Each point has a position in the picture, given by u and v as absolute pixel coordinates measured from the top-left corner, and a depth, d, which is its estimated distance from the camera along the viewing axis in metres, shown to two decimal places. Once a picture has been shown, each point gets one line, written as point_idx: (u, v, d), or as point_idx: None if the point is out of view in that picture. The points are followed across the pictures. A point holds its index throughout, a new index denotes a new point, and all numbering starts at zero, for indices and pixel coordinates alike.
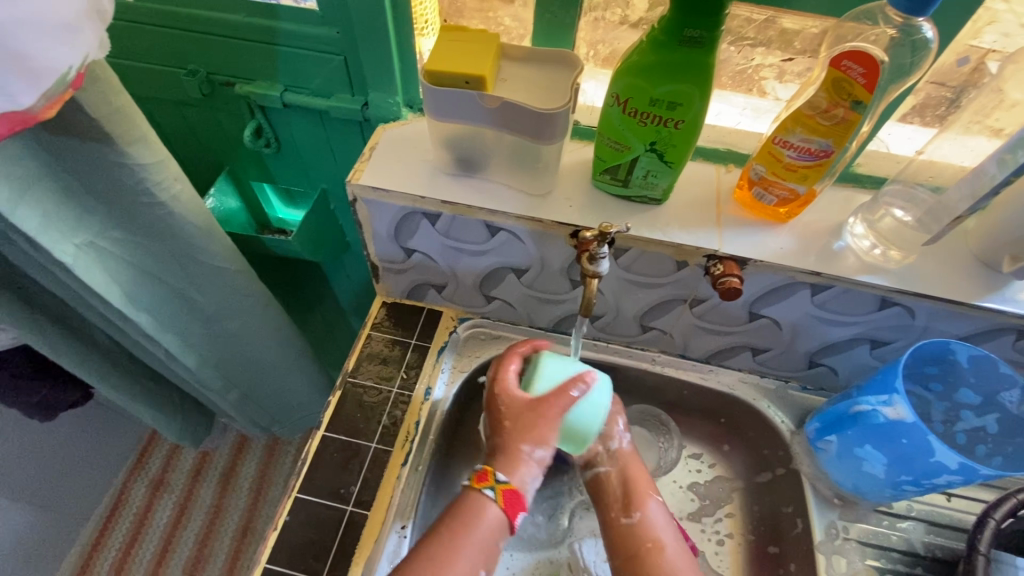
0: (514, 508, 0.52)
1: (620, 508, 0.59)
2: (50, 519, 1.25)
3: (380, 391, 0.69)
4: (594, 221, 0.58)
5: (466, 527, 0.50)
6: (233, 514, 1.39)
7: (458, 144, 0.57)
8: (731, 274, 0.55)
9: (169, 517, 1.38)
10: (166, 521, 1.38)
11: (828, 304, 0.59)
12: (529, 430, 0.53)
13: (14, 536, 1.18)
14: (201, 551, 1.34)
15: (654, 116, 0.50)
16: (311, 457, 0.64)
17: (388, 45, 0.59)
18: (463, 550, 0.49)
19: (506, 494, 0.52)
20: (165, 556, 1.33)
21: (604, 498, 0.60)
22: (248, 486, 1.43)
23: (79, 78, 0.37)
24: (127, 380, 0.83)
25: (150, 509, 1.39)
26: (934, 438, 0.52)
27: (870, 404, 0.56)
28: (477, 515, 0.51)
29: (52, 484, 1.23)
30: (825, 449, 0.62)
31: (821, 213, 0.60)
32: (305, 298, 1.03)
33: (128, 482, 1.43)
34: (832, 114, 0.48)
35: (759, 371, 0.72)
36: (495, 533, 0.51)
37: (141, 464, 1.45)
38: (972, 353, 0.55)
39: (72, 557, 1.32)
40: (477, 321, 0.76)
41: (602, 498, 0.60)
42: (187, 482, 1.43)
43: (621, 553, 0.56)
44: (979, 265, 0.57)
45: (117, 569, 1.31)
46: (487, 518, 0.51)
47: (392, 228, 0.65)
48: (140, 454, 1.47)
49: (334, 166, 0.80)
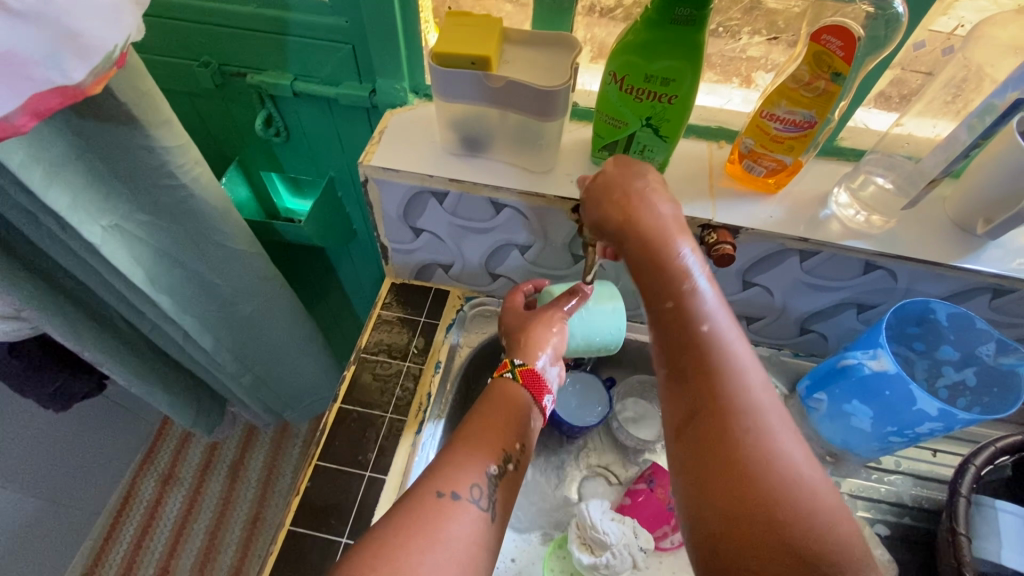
0: (539, 391, 0.56)
1: (661, 289, 0.47)
2: (62, 513, 1.27)
3: (392, 364, 0.72)
4: None
5: (494, 406, 0.54)
6: (242, 506, 1.42)
7: (464, 124, 0.61)
8: (725, 241, 0.58)
9: (180, 510, 1.40)
10: (177, 514, 1.40)
11: (816, 270, 0.63)
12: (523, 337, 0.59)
13: (28, 530, 1.20)
14: (212, 542, 1.36)
15: (649, 91, 0.54)
16: (328, 428, 0.67)
17: (395, 33, 0.62)
18: (494, 420, 0.52)
19: (527, 376, 0.56)
20: (177, 547, 1.35)
21: (650, 282, 0.47)
22: (256, 478, 1.46)
23: (121, 58, 0.41)
24: (143, 366, 0.86)
25: (160, 502, 1.42)
26: (915, 387, 0.55)
27: (856, 358, 0.60)
28: (509, 392, 0.55)
29: (63, 478, 1.24)
30: (816, 408, 0.66)
31: (807, 184, 0.63)
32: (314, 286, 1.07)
33: (138, 477, 1.45)
34: (813, 86, 0.51)
35: (753, 339, 0.75)
36: (517, 413, 0.54)
37: (150, 459, 1.47)
38: (951, 311, 0.59)
39: (85, 551, 1.34)
40: (483, 300, 0.79)
41: (647, 281, 0.48)
42: (196, 476, 1.46)
43: (665, 336, 0.46)
44: (955, 230, 0.60)
45: (129, 562, 1.33)
46: (519, 398, 0.54)
47: (402, 209, 0.68)
48: (149, 449, 1.49)
49: (341, 154, 0.82)
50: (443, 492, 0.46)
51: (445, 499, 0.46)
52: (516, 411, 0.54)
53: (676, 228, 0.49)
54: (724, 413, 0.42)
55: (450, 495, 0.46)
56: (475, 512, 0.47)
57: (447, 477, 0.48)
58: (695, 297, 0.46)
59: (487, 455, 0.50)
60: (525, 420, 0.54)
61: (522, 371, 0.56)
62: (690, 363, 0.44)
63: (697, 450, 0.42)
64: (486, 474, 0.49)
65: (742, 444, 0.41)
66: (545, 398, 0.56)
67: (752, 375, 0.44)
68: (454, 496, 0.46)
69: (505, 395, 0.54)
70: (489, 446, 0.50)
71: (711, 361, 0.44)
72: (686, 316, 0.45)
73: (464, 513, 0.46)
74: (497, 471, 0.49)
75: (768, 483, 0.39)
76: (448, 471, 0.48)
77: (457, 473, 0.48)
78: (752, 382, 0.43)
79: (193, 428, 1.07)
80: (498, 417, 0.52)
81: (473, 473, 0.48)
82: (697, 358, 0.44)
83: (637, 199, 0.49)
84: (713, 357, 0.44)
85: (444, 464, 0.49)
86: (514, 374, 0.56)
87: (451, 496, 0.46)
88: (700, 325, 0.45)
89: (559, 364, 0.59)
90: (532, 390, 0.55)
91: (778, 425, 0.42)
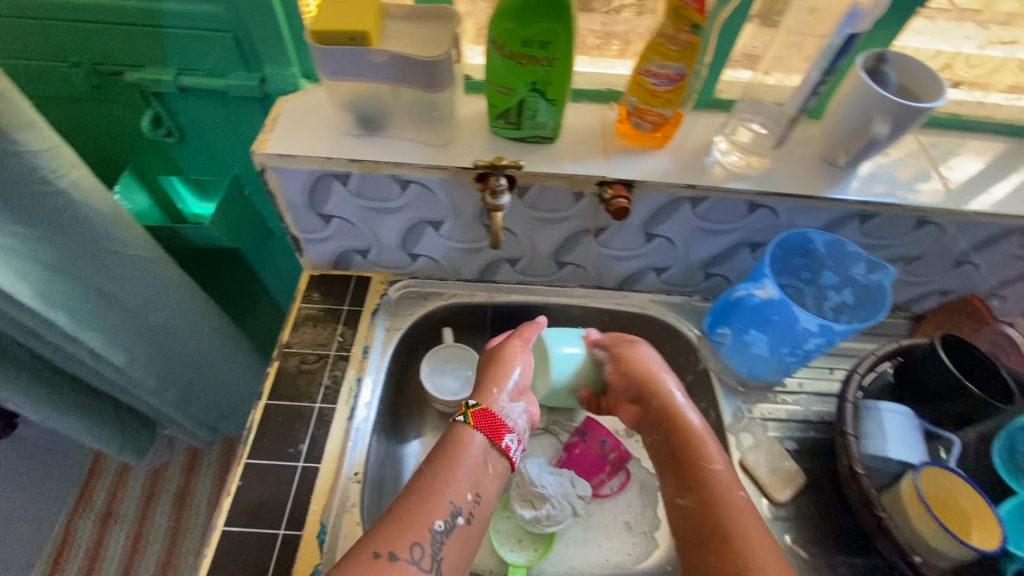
0: (498, 431, 0.60)
1: (652, 402, 0.66)
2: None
3: (318, 355, 0.72)
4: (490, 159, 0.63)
5: (451, 451, 0.58)
6: (194, 532, 1.34)
7: (358, 102, 0.61)
8: (620, 195, 0.62)
9: (124, 547, 1.31)
10: (121, 552, 1.31)
11: (708, 215, 0.67)
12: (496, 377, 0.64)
13: None
14: None
15: (528, 56, 0.56)
16: (255, 426, 0.67)
17: (274, 16, 0.62)
18: (454, 478, 0.56)
19: (482, 416, 0.60)
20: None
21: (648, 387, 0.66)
22: (206, 501, 1.39)
23: None
24: (54, 397, 0.81)
25: (101, 542, 1.32)
26: (795, 308, 0.63)
27: (746, 289, 0.68)
28: (467, 440, 0.59)
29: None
30: (722, 341, 0.74)
31: (693, 134, 0.68)
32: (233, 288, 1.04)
33: (72, 521, 1.34)
34: (677, 39, 0.56)
35: (666, 290, 0.80)
36: (477, 475, 0.57)
37: (84, 500, 1.37)
38: (826, 239, 0.65)
39: None
40: (407, 281, 0.80)
41: (646, 382, 0.66)
42: (139, 509, 1.36)
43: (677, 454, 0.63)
44: (823, 162, 0.67)
45: None
46: (472, 446, 0.58)
47: (306, 197, 0.67)
48: (81, 490, 1.38)
49: (239, 147, 0.80)
50: (379, 551, 0.50)
51: (382, 560, 0.49)
52: (462, 456, 0.58)
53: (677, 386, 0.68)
54: (733, 530, 0.55)
55: (387, 554, 0.50)
56: (412, 573, 0.49)
57: (395, 538, 0.51)
58: (694, 430, 0.63)
59: (434, 513, 0.53)
60: (479, 476, 0.58)
61: (475, 412, 0.61)
62: (695, 478, 0.60)
63: (693, 549, 0.56)
64: (431, 531, 0.52)
65: (736, 520, 0.55)
66: (504, 438, 0.60)
67: (740, 495, 0.58)
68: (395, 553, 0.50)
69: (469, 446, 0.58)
70: (438, 503, 0.54)
71: (710, 486, 0.59)
72: (717, 486, 0.58)
73: (404, 573, 0.49)
74: (444, 528, 0.52)
75: (773, 552, 0.53)
76: (393, 529, 0.51)
77: (405, 533, 0.51)
78: (742, 504, 0.57)
79: (117, 453, 1.02)
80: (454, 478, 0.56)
81: (417, 531, 0.52)
82: (694, 451, 0.62)
83: (654, 372, 0.67)
84: (726, 511, 0.56)
85: (395, 520, 0.52)
86: (468, 416, 0.60)
87: (389, 555, 0.49)
88: (713, 463, 0.60)
89: (519, 402, 0.64)
90: (488, 431, 0.60)
91: (762, 535, 0.54)
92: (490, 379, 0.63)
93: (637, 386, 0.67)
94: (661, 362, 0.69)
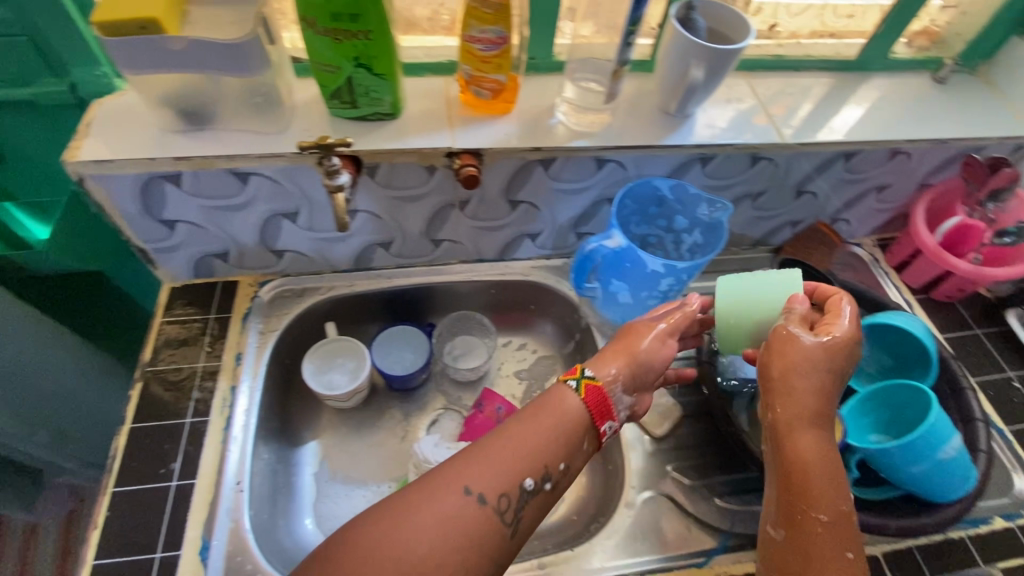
0: (602, 416, 0.81)
1: (779, 391, 0.76)
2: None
3: (183, 369, 0.96)
4: (319, 134, 0.83)
5: (539, 411, 0.78)
6: None
7: (183, 98, 0.78)
8: (467, 163, 0.84)
9: None
10: None
11: (560, 174, 0.93)
12: (535, 416, 0.77)
13: None
14: None
15: (346, 31, 0.70)
16: (120, 452, 0.88)
17: (71, 28, 0.81)
18: (531, 437, 0.75)
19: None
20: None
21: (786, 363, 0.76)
22: None
23: None
24: None
25: None
26: (642, 252, 0.94)
27: (597, 242, 0.96)
28: (557, 398, 0.80)
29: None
30: (596, 295, 1.08)
31: (529, 99, 0.91)
32: (75, 305, 1.25)
33: None
34: (489, 4, 0.73)
35: (545, 255, 1.13)
36: (484, 520, 0.68)
37: None
38: (671, 184, 0.96)
39: None
40: (278, 282, 1.05)
41: (787, 357, 0.77)
42: None
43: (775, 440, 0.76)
44: (662, 108, 0.95)
45: None
46: (560, 413, 0.79)
47: (141, 205, 0.86)
48: None
49: (54, 162, 1.12)
50: (467, 488, 0.69)
51: (472, 496, 0.68)
52: (559, 416, 0.78)
53: (823, 411, 0.75)
54: (819, 564, 0.69)
55: (471, 494, 0.68)
56: (468, 499, 0.68)
57: (478, 479, 0.70)
58: (801, 433, 0.74)
59: (526, 473, 0.73)
60: (519, 475, 0.72)
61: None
62: (809, 500, 0.71)
63: (794, 544, 0.71)
64: (522, 484, 0.72)
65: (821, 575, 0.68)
66: (605, 423, 0.81)
67: (853, 549, 0.70)
68: (471, 493, 0.68)
69: (555, 412, 0.78)
70: (529, 466, 0.73)
71: (817, 510, 0.71)
72: (833, 537, 0.70)
73: (438, 514, 0.66)
74: (532, 486, 0.73)
75: None
76: (485, 471, 0.71)
77: (486, 482, 0.70)
78: (851, 568, 0.69)
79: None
80: (518, 455, 0.73)
81: (467, 479, 0.69)
82: (808, 471, 0.72)
83: (802, 372, 0.75)
84: (822, 513, 0.71)
85: (478, 467, 0.71)
86: (581, 385, 0.82)
87: (472, 492, 0.68)
88: (822, 514, 0.71)
89: (626, 396, 0.86)
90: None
91: (842, 563, 0.69)
92: (611, 355, 0.88)
93: (779, 371, 0.77)
94: (826, 355, 0.76)
